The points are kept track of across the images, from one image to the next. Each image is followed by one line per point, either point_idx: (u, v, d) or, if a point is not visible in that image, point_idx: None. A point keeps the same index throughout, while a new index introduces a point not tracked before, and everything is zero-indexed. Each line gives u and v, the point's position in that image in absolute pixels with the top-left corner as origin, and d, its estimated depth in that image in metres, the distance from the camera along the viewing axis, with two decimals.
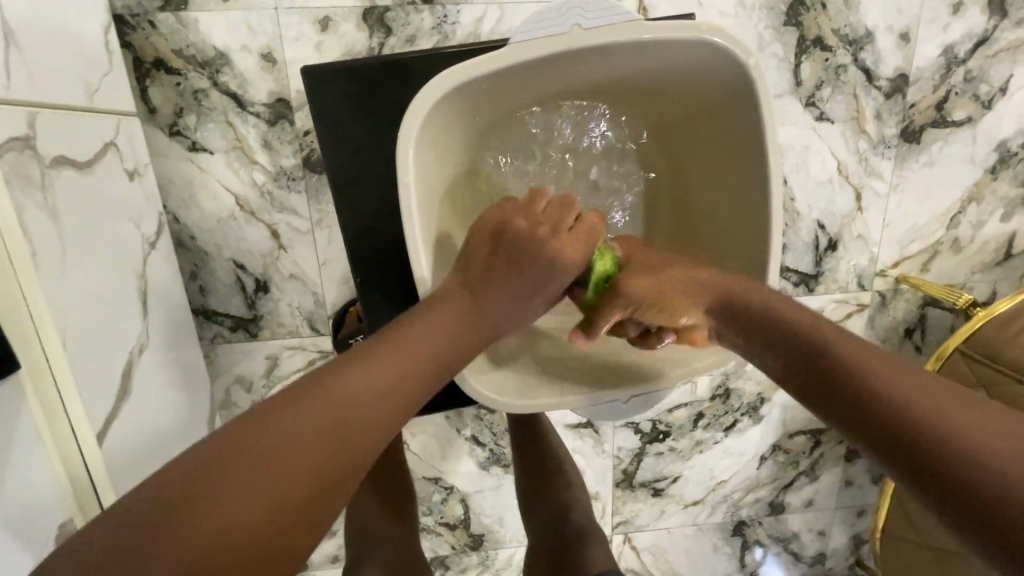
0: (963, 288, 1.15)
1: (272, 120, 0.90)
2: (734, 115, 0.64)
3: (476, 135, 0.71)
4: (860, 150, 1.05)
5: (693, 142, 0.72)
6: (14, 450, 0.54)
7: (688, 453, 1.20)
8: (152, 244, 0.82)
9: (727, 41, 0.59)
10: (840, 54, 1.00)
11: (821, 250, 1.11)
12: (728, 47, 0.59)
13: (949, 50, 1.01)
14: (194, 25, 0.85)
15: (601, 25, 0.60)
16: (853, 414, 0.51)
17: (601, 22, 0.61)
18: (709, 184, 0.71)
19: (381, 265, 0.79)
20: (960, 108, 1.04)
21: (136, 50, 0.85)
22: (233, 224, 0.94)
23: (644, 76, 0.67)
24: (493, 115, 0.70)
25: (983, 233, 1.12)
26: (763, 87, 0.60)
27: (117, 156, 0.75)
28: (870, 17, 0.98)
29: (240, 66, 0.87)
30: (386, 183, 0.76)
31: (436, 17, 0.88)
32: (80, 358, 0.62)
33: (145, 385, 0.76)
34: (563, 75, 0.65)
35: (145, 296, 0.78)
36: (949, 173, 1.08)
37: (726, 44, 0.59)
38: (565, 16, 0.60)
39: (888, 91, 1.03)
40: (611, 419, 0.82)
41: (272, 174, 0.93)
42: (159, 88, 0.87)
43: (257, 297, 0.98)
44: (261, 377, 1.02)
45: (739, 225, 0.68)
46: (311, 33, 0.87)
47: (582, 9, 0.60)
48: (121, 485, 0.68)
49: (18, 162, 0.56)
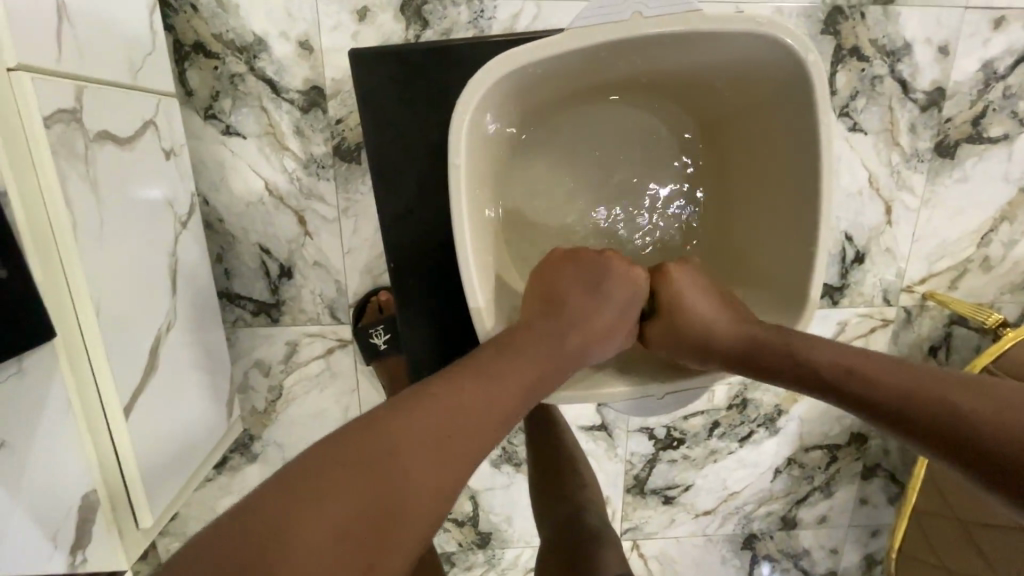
0: (991, 308, 1.14)
1: (306, 107, 0.91)
2: (791, 113, 0.63)
3: (528, 124, 0.71)
4: (893, 163, 1.04)
5: (745, 140, 0.70)
6: None
7: (702, 461, 1.19)
8: (184, 224, 0.82)
9: (788, 37, 0.58)
10: (877, 65, 0.98)
11: (846, 262, 1.09)
12: (789, 42, 0.58)
13: (988, 65, 1.00)
14: (235, 11, 0.86)
15: (664, 14, 0.59)
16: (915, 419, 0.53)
17: (666, 10, 0.59)
18: (757, 182, 0.70)
19: (409, 254, 0.78)
20: (996, 125, 1.03)
21: (177, 33, 0.86)
22: (261, 208, 0.95)
23: (696, 68, 0.66)
24: (547, 106, 0.70)
25: (1014, 253, 1.11)
26: (820, 85, 0.59)
27: (156, 134, 0.75)
28: (910, 28, 0.97)
29: (278, 52, 0.88)
30: (420, 171, 0.76)
31: (473, 12, 0.89)
32: (114, 335, 0.63)
33: (172, 361, 0.77)
34: (611, 65, 0.65)
35: (175, 274, 0.78)
36: (983, 190, 1.07)
37: (788, 39, 0.58)
38: (626, 4, 0.59)
39: (924, 105, 1.01)
40: (652, 412, 0.80)
41: (302, 161, 0.93)
42: (197, 71, 0.88)
43: (280, 283, 0.99)
44: (280, 363, 1.03)
45: (787, 223, 0.67)
46: (348, 22, 0.88)
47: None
48: (145, 460, 0.69)
49: (64, 134, 0.57)
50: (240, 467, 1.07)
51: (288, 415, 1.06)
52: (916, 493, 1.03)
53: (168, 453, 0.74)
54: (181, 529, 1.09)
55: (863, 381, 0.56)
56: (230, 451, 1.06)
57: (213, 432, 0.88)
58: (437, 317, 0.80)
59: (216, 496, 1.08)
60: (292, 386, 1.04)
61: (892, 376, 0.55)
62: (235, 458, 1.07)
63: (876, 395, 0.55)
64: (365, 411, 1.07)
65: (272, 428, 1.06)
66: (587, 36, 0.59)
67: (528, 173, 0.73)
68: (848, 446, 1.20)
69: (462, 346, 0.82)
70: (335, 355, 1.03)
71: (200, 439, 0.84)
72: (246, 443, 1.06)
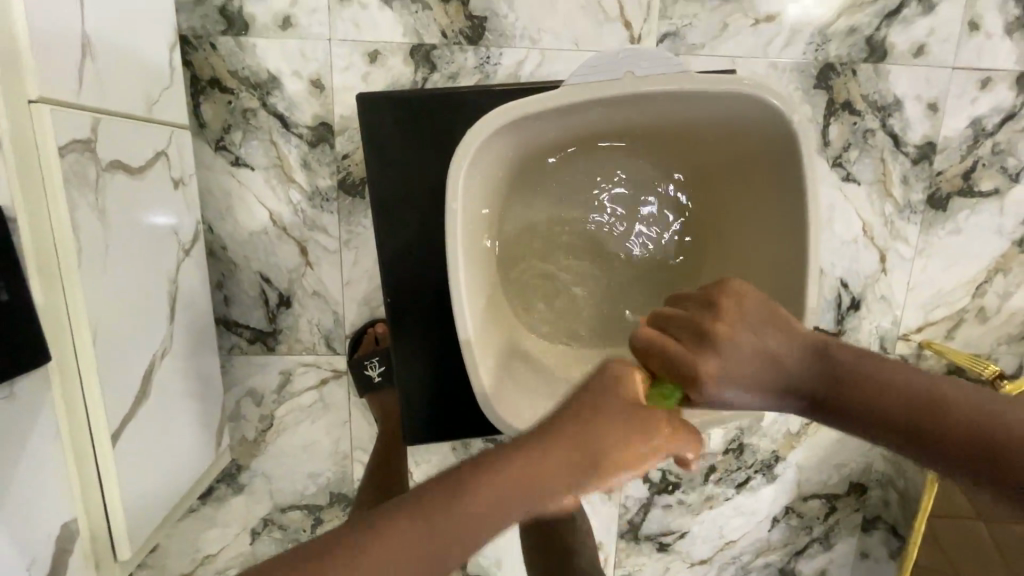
0: (989, 359, 1.14)
1: (313, 142, 0.94)
2: (776, 167, 0.65)
3: (519, 172, 0.72)
4: (886, 213, 1.06)
5: (733, 194, 0.71)
6: (31, 449, 0.57)
7: (698, 508, 1.16)
8: (186, 251, 0.83)
9: (774, 99, 0.61)
10: (868, 119, 1.02)
11: (842, 309, 1.10)
12: (776, 103, 0.61)
13: (976, 122, 1.03)
14: (251, 50, 0.90)
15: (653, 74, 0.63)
16: (972, 456, 0.46)
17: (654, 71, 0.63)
18: (745, 237, 0.71)
19: (407, 289, 0.79)
20: (986, 179, 1.06)
21: (195, 68, 0.90)
22: (265, 238, 0.97)
23: (686, 124, 0.68)
24: (541, 157, 0.71)
25: (1010, 304, 1.12)
26: (806, 144, 0.62)
27: (166, 164, 0.77)
28: (899, 85, 1.01)
29: (290, 89, 0.92)
30: (422, 208, 0.78)
31: (479, 58, 0.93)
32: (110, 359, 0.64)
33: (164, 387, 0.77)
34: (606, 118, 0.67)
35: (174, 300, 0.79)
36: (977, 242, 1.08)
37: (775, 100, 0.61)
38: (618, 64, 0.63)
39: (915, 158, 1.04)
40: None
41: (308, 193, 0.95)
42: (211, 105, 0.91)
43: (278, 311, 0.99)
44: (273, 393, 1.02)
45: (776, 277, 0.67)
46: (359, 63, 0.92)
47: (637, 58, 0.63)
48: (130, 487, 0.68)
49: (77, 163, 0.59)
50: (225, 498, 1.05)
51: (278, 446, 1.04)
52: (916, 549, 0.99)
53: (154, 482, 0.74)
54: (160, 562, 1.06)
55: (919, 412, 0.48)
56: (216, 482, 1.05)
57: (200, 461, 0.86)
58: (433, 352, 0.81)
59: (199, 527, 1.06)
60: (284, 416, 1.03)
61: (946, 397, 0.48)
62: (220, 488, 1.05)
63: (926, 429, 0.48)
64: (355, 444, 1.06)
65: (261, 458, 1.05)
66: (585, 89, 0.62)
67: (520, 219, 0.74)
68: (847, 497, 1.18)
69: (457, 383, 0.82)
70: (328, 386, 1.03)
71: (187, 468, 0.83)
72: (233, 473, 1.04)
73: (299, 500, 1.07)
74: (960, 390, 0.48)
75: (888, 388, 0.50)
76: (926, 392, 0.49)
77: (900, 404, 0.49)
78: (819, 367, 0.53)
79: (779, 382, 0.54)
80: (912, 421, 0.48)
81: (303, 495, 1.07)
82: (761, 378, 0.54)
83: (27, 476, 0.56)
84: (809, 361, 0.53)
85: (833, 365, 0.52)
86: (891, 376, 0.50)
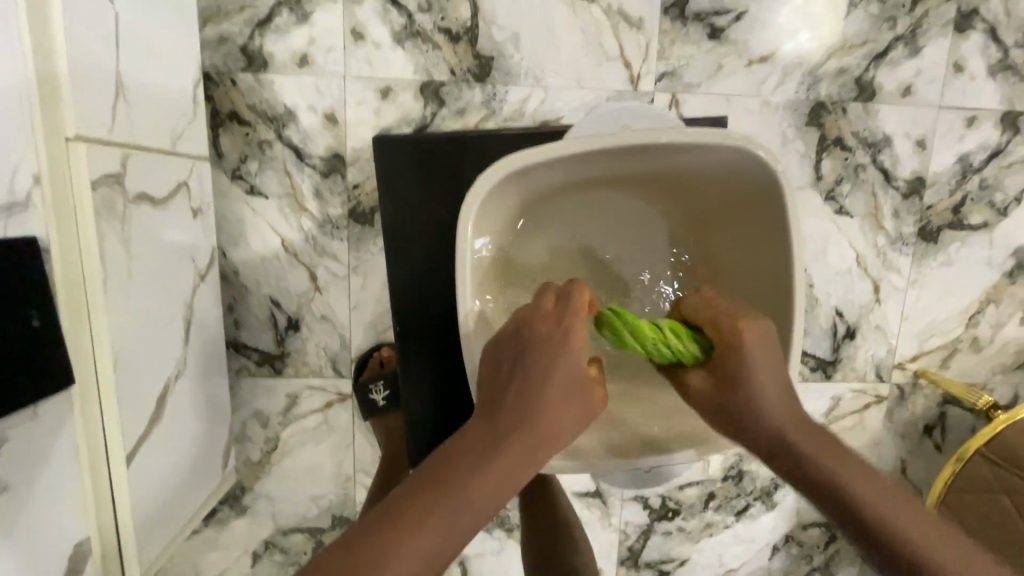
0: (984, 389, 1.15)
1: (326, 172, 0.98)
2: (764, 217, 0.69)
3: (523, 216, 0.74)
4: (879, 245, 1.09)
5: (725, 235, 0.75)
6: (49, 471, 0.58)
7: (698, 535, 1.17)
8: (202, 276, 0.86)
9: (763, 154, 0.64)
10: (859, 154, 1.06)
11: (838, 337, 1.12)
12: (764, 158, 0.64)
13: (964, 158, 1.07)
14: (270, 85, 0.95)
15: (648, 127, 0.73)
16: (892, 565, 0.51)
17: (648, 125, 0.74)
18: (736, 278, 0.75)
19: (414, 316, 0.82)
20: (975, 213, 1.09)
21: (216, 102, 0.94)
22: (276, 263, 1.00)
23: (681, 172, 0.71)
24: (543, 201, 0.74)
25: (1002, 334, 1.14)
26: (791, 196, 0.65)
27: (186, 195, 0.81)
28: (888, 123, 1.05)
29: (305, 123, 0.96)
30: (429, 238, 0.81)
31: (486, 95, 0.98)
32: (127, 383, 0.66)
33: (176, 409, 0.79)
34: (605, 167, 0.70)
35: (188, 324, 0.82)
36: (968, 273, 1.11)
37: (763, 156, 0.64)
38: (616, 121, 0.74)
39: (905, 192, 1.08)
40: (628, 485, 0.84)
41: (319, 221, 0.99)
42: (229, 137, 0.96)
43: (287, 335, 1.02)
44: (279, 415, 1.04)
45: (766, 317, 0.71)
46: (371, 99, 0.96)
47: (633, 116, 0.74)
48: (139, 508, 0.69)
49: (106, 196, 0.63)
50: (228, 520, 1.06)
51: (282, 468, 1.06)
52: None
53: (163, 503, 0.75)
54: None
55: (868, 518, 0.53)
56: (220, 503, 1.06)
57: (206, 482, 0.88)
58: (437, 378, 0.83)
59: (200, 549, 1.06)
60: (289, 438, 1.05)
61: (897, 516, 0.52)
62: (224, 509, 1.06)
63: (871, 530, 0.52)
64: (358, 466, 1.07)
65: (265, 480, 1.06)
66: (584, 144, 0.65)
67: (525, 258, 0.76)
68: None
69: (461, 408, 0.84)
70: (333, 409, 1.05)
71: (194, 490, 0.84)
72: (237, 495, 1.06)
73: (301, 523, 1.08)
74: (911, 512, 0.53)
75: (853, 483, 0.54)
76: (886, 504, 0.53)
77: (887, 524, 0.52)
78: (800, 435, 0.57)
79: (757, 431, 0.59)
80: (861, 521, 0.53)
81: (306, 518, 1.08)
82: (751, 418, 0.59)
83: (44, 497, 0.58)
84: (806, 437, 0.57)
85: (824, 455, 0.56)
86: (861, 474, 0.55)
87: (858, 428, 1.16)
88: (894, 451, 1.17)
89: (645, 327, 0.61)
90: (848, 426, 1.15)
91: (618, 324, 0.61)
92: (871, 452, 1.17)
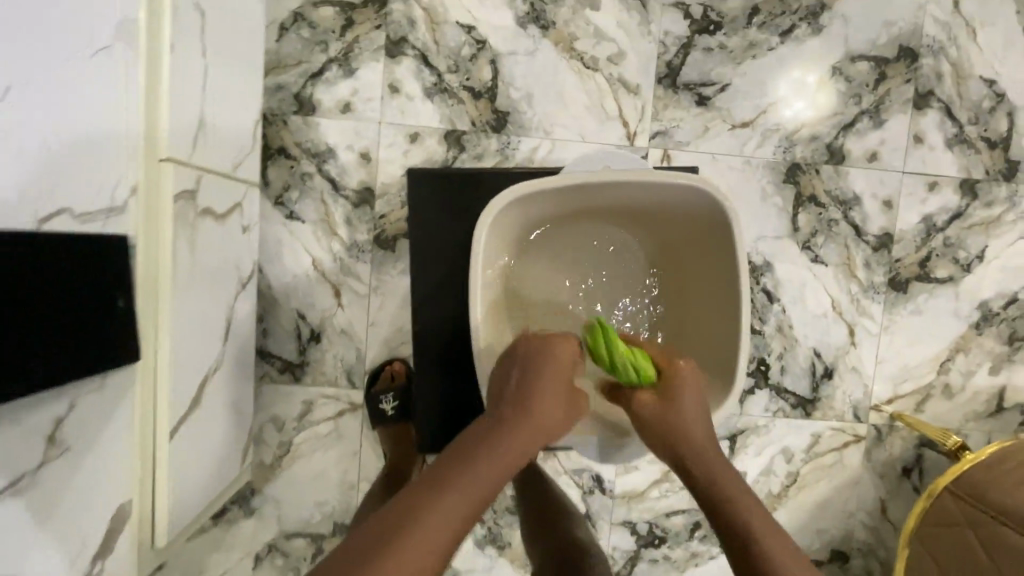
0: (958, 434, 1.22)
1: (357, 203, 1.11)
2: (721, 242, 0.80)
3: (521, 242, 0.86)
4: (852, 292, 1.20)
5: (690, 261, 0.86)
6: (108, 437, 0.68)
7: (683, 565, 1.21)
8: (243, 285, 0.98)
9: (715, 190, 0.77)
10: (832, 210, 1.18)
11: (816, 376, 1.20)
12: (716, 195, 0.77)
13: (928, 218, 1.19)
14: (316, 127, 1.10)
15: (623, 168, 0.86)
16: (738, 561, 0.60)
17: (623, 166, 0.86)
18: (702, 295, 0.85)
19: (427, 328, 0.92)
20: (941, 268, 1.20)
21: (268, 138, 1.09)
22: (306, 281, 1.12)
23: (653, 206, 0.83)
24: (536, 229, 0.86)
25: (973, 383, 1.22)
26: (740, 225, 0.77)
27: (240, 214, 0.94)
28: (857, 185, 1.18)
29: (342, 159, 1.11)
30: (445, 260, 0.93)
31: (501, 143, 1.12)
32: (178, 367, 0.77)
33: (212, 399, 0.88)
34: (589, 200, 0.82)
35: (228, 325, 0.93)
36: (937, 323, 1.21)
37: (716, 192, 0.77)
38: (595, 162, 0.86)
39: (875, 246, 1.19)
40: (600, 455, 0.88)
41: (347, 245, 1.12)
42: (276, 168, 1.10)
43: (309, 345, 1.12)
44: (294, 420, 1.13)
45: (728, 333, 0.80)
46: (402, 142, 1.11)
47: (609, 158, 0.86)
48: (174, 482, 0.78)
49: (183, 208, 0.75)
50: (236, 520, 1.12)
51: (292, 471, 1.13)
52: None
53: (192, 482, 0.84)
54: None
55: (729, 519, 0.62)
56: (230, 503, 1.12)
57: (227, 474, 0.96)
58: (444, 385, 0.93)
59: (207, 547, 1.12)
60: (301, 443, 1.13)
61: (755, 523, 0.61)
62: (233, 509, 1.12)
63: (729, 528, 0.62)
64: (363, 474, 1.14)
65: (275, 483, 1.13)
66: (571, 181, 0.78)
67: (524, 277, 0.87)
68: (829, 563, 1.24)
69: (463, 413, 0.93)
70: (344, 418, 1.13)
71: (217, 478, 0.92)
72: (247, 496, 1.12)
73: (304, 527, 1.14)
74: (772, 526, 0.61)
75: (724, 485, 0.65)
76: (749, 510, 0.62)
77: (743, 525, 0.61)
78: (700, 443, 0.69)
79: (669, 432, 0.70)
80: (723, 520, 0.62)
81: (309, 523, 1.14)
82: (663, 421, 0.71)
83: (102, 458, 0.68)
84: (710, 454, 0.68)
85: (712, 465, 0.67)
86: (740, 486, 0.65)
87: (838, 466, 1.22)
88: (873, 492, 1.23)
89: (619, 347, 0.75)
90: (828, 463, 1.21)
91: (600, 335, 0.75)
92: (851, 490, 1.22)
